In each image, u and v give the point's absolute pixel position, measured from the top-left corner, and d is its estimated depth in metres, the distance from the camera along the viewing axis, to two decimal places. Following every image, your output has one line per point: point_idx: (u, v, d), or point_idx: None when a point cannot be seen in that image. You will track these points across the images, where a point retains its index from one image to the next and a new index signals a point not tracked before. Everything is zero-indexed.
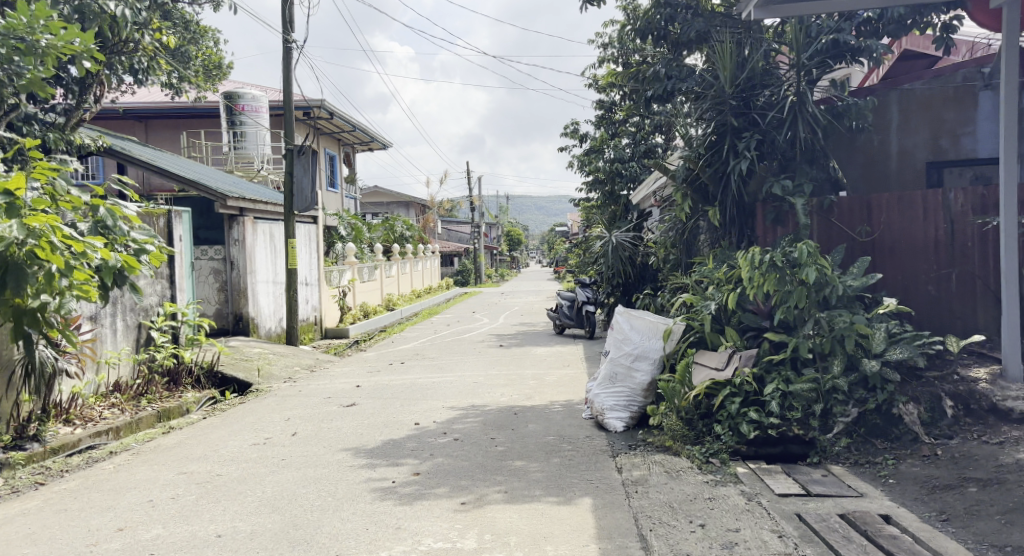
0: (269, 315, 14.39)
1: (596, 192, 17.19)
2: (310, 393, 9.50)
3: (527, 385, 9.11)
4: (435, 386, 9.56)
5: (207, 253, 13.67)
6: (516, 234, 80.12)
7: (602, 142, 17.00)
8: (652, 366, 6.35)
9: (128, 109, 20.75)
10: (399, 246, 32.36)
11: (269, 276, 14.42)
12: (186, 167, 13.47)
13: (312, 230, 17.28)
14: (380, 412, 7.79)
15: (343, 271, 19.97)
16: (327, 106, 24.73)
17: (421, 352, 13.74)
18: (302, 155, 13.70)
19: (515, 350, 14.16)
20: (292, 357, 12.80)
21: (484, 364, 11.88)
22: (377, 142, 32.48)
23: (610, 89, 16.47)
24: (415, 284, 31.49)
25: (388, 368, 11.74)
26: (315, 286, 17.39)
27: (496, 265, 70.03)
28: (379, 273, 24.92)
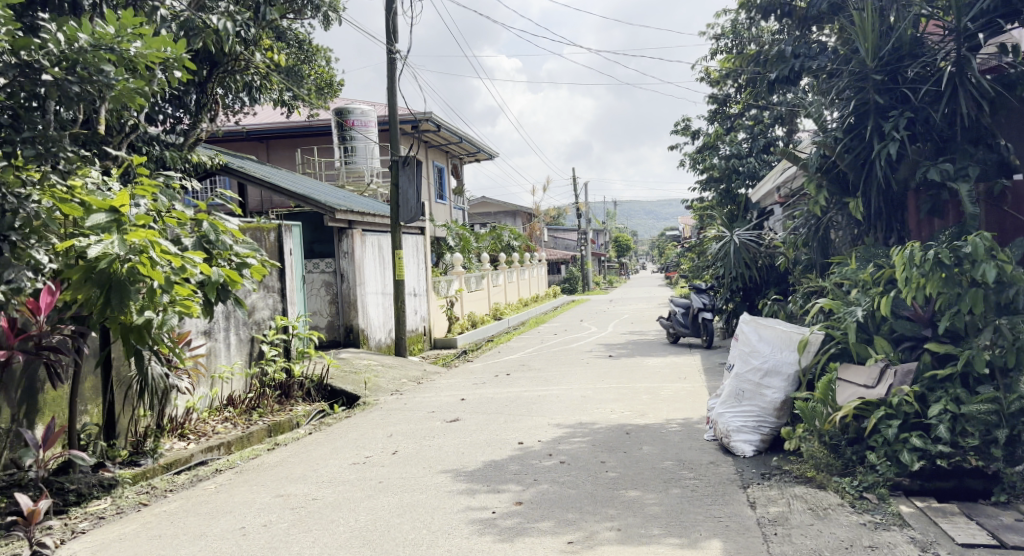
0: (379, 326, 13.99)
1: (710, 191, 16.29)
2: (412, 407, 9.11)
3: (641, 400, 8.38)
4: (543, 400, 8.96)
5: (318, 266, 13.50)
6: (624, 242, 78.86)
7: (716, 137, 16.17)
8: (785, 382, 5.60)
9: (254, 130, 20.99)
10: (506, 256, 32.08)
11: (378, 287, 14.07)
12: (298, 182, 13.27)
13: (420, 241, 17.01)
14: (485, 429, 7.22)
15: (450, 281, 19.73)
16: (434, 118, 24.72)
17: (527, 363, 13.21)
18: (407, 165, 13.13)
19: (627, 360, 13.43)
20: (400, 369, 12.31)
21: (594, 375, 11.23)
22: (484, 152, 32.36)
23: (725, 81, 15.57)
24: (522, 294, 31.11)
25: (493, 380, 11.28)
26: (423, 296, 17.17)
27: (604, 273, 69.04)
28: (487, 283, 24.64)
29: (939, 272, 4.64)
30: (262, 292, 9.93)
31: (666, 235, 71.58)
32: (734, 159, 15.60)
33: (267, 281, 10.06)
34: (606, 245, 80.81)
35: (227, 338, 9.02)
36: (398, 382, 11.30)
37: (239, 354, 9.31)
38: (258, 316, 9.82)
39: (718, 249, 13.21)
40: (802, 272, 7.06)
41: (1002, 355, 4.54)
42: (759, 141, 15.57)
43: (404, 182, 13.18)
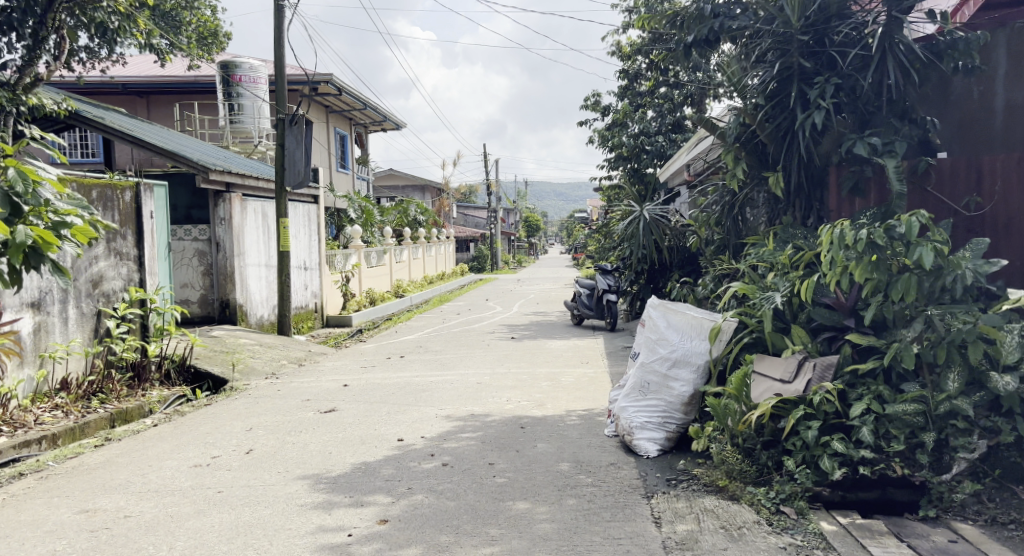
0: (261, 302, 13.12)
1: (618, 169, 15.82)
2: (287, 394, 8.20)
3: (539, 389, 7.74)
4: (433, 387, 8.21)
5: (190, 234, 12.47)
6: (534, 221, 78.63)
7: (626, 114, 15.69)
8: (694, 374, 5.05)
9: (129, 83, 19.72)
10: (411, 230, 31.06)
11: (261, 259, 13.13)
12: (169, 138, 12.27)
13: (312, 211, 16.00)
14: (362, 421, 6.42)
15: (348, 255, 18.65)
16: (334, 81, 23.46)
17: (423, 345, 12.41)
18: (294, 125, 12.37)
19: (528, 343, 12.81)
20: (281, 349, 11.48)
21: (491, 359, 10.54)
22: (391, 122, 31.18)
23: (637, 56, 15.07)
24: (427, 270, 30.19)
25: (383, 364, 10.44)
26: (315, 270, 16.17)
27: (514, 252, 68.70)
28: (389, 259, 23.64)
29: (871, 256, 4.11)
30: (111, 260, 9.05)
31: (576, 216, 71.75)
32: (643, 136, 15.17)
33: (118, 248, 9.18)
34: (516, 224, 80.51)
35: (64, 313, 8.11)
36: (276, 365, 10.33)
37: (80, 332, 8.39)
38: (107, 288, 8.93)
39: (627, 228, 12.75)
40: (713, 254, 6.52)
41: (931, 350, 4.01)
42: (667, 119, 15.18)
43: (291, 143, 12.42)
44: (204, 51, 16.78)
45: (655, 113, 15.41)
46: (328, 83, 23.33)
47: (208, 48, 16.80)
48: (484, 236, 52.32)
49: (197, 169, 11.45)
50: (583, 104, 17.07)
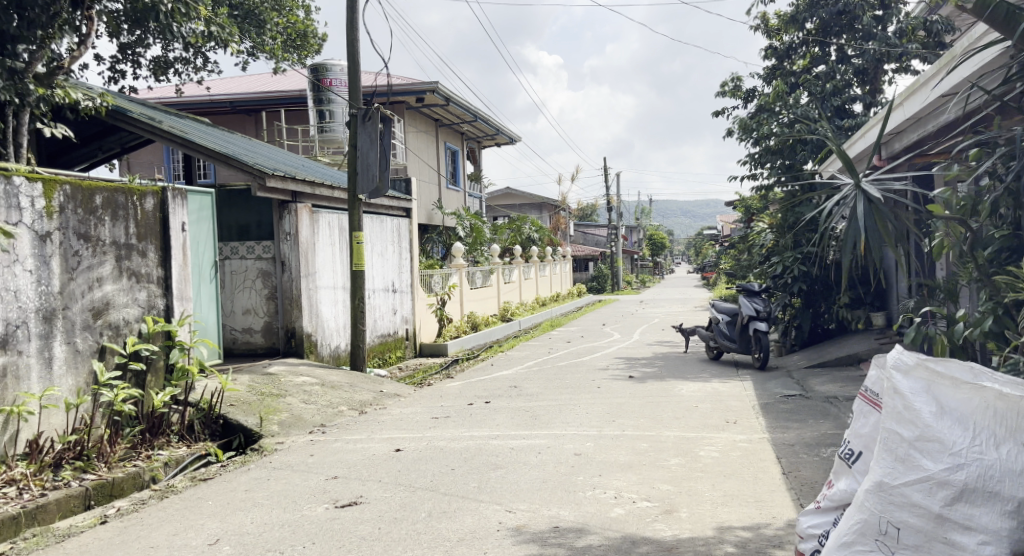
0: (336, 329, 11.13)
1: (767, 166, 13.19)
2: (318, 462, 6.02)
3: (666, 476, 5.21)
4: (515, 462, 5.82)
5: (253, 251, 10.60)
6: (659, 239, 75.17)
7: (775, 98, 13.07)
8: (1003, 518, 2.56)
9: (234, 99, 18.52)
10: (525, 249, 28.98)
11: (337, 280, 11.23)
12: (222, 141, 10.45)
13: (403, 225, 14.06)
14: (387, 538, 4.12)
15: (446, 276, 16.62)
16: (441, 88, 21.75)
17: (519, 387, 10.06)
18: (369, 122, 10.31)
19: (654, 385, 10.23)
20: (348, 390, 9.41)
21: (602, 411, 8.03)
22: (506, 134, 29.40)
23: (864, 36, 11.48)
24: (540, 292, 27.98)
25: (460, 414, 8.16)
26: (407, 293, 14.21)
27: (637, 271, 65.75)
28: (497, 280, 21.58)
29: None
30: (122, 283, 7.06)
31: (704, 231, 67.86)
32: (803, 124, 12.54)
33: (134, 268, 7.22)
34: (639, 243, 77.35)
35: (46, 351, 6.13)
36: (326, 413, 8.19)
37: (70, 376, 6.34)
38: (115, 318, 6.92)
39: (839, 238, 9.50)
40: (999, 259, 4.36)
41: None
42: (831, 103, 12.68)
43: (365, 143, 10.38)
44: (293, 54, 15.33)
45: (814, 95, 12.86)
46: (435, 92, 21.57)
47: (294, 49, 15.26)
48: (605, 255, 49.72)
49: (253, 176, 9.56)
50: (720, 92, 14.39)
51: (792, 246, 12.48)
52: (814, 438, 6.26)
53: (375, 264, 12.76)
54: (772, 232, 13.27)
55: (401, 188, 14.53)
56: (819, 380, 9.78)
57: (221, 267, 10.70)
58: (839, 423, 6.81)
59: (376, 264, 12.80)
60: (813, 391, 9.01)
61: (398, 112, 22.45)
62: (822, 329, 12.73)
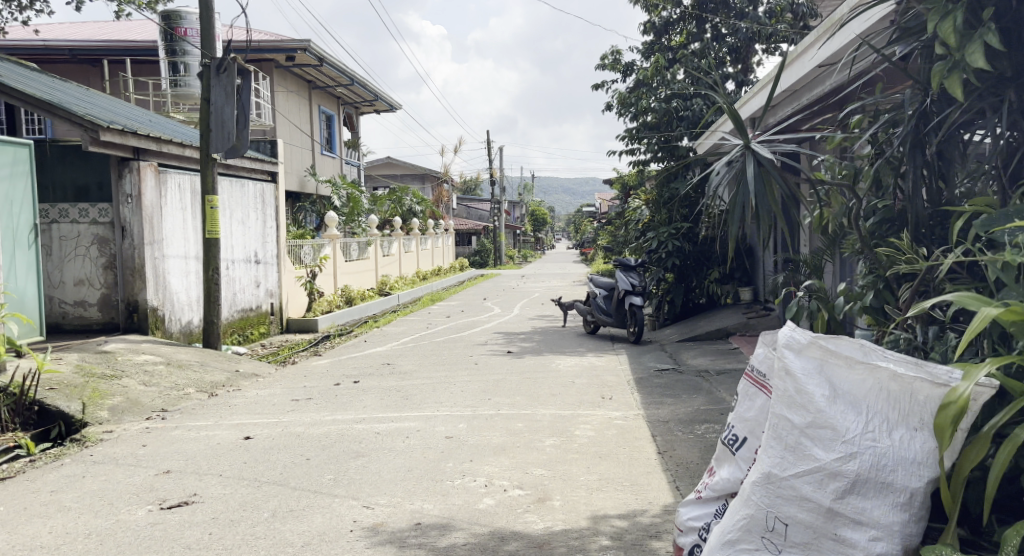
0: (185, 303, 10.22)
1: (645, 143, 12.92)
2: (149, 452, 5.28)
3: (540, 460, 4.82)
4: (376, 448, 5.28)
5: (87, 215, 9.57)
6: (541, 214, 75.64)
7: (653, 73, 12.74)
8: (897, 512, 2.26)
9: (78, 49, 16.80)
10: (404, 221, 28.17)
11: (189, 250, 10.34)
12: (46, 88, 9.32)
13: (268, 191, 13.11)
14: (216, 546, 3.51)
15: (317, 246, 15.71)
16: (314, 48, 20.55)
17: (390, 363, 9.48)
18: (223, 74, 9.40)
19: (532, 360, 9.89)
20: (199, 369, 8.56)
21: (475, 388, 7.61)
22: (384, 101, 28.35)
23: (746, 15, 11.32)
24: (420, 265, 27.31)
25: (322, 394, 7.51)
26: (272, 264, 13.31)
27: (519, 246, 65.98)
28: (374, 252, 20.77)
29: None
30: None
31: (585, 207, 68.81)
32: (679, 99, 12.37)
33: None
34: (521, 218, 77.63)
35: None
36: (169, 396, 7.35)
37: None
38: None
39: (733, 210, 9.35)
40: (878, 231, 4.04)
41: None
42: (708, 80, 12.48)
43: (218, 96, 9.41)
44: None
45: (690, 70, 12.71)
46: (306, 51, 20.39)
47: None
48: (488, 229, 49.46)
49: (84, 128, 8.56)
50: (600, 64, 14.12)
51: (667, 221, 12.40)
52: (691, 414, 6.05)
53: (233, 233, 11.83)
54: (648, 208, 13.15)
55: (264, 150, 13.52)
56: (694, 353, 9.73)
57: (50, 232, 9.65)
58: (715, 398, 6.65)
59: (234, 233, 11.87)
60: (689, 365, 8.91)
61: (267, 71, 21.14)
62: (693, 303, 12.72)
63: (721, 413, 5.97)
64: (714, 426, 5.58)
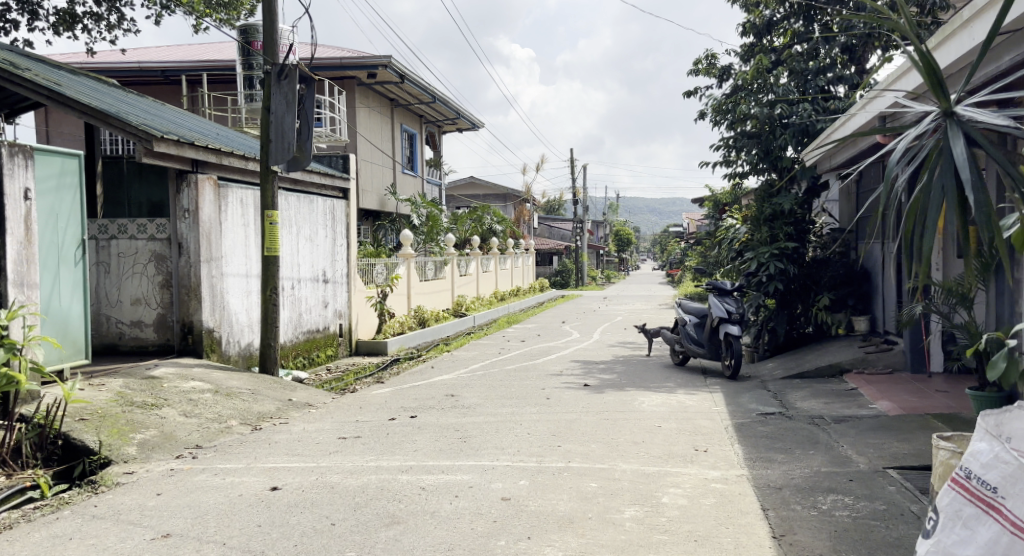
0: (244, 324, 9.60)
1: (742, 151, 11.91)
2: (160, 505, 4.54)
3: (618, 544, 3.83)
4: (421, 511, 4.39)
5: (145, 230, 9.01)
6: (625, 234, 74.30)
7: (753, 77, 11.68)
8: None
9: (167, 69, 16.78)
10: (485, 240, 27.52)
11: (250, 268, 9.76)
12: (107, 99, 8.88)
13: (338, 208, 12.51)
14: None
15: (390, 265, 15.09)
16: (395, 65, 20.14)
17: (457, 396, 8.62)
18: (283, 81, 8.79)
19: (614, 396, 8.85)
20: (251, 398, 7.91)
21: (548, 431, 6.65)
22: (468, 119, 27.89)
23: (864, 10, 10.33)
24: (499, 285, 26.59)
25: (375, 433, 6.71)
26: (342, 283, 12.70)
27: (601, 266, 64.76)
28: (451, 272, 20.11)
29: None
30: None
31: (670, 228, 67.03)
32: (783, 104, 11.35)
33: None
34: (604, 237, 76.30)
35: None
36: (209, 430, 6.66)
37: None
38: None
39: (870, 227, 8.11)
40: None
41: None
42: (815, 83, 11.44)
43: (279, 105, 8.82)
44: (220, 13, 13.58)
45: (799, 72, 11.62)
46: (388, 68, 19.98)
47: (219, 6, 13.46)
48: (570, 250, 48.57)
49: (138, 137, 7.99)
50: (693, 68, 13.09)
51: (767, 240, 11.21)
52: (807, 478, 4.94)
53: (300, 250, 11.27)
54: (745, 226, 11.98)
55: (335, 165, 12.87)
56: (801, 395, 8.51)
57: (106, 248, 9.11)
58: (835, 456, 5.51)
59: (302, 250, 11.32)
60: (795, 409, 7.72)
61: (349, 88, 20.76)
62: (797, 333, 11.51)
63: (849, 479, 4.84)
64: (840, 498, 4.46)
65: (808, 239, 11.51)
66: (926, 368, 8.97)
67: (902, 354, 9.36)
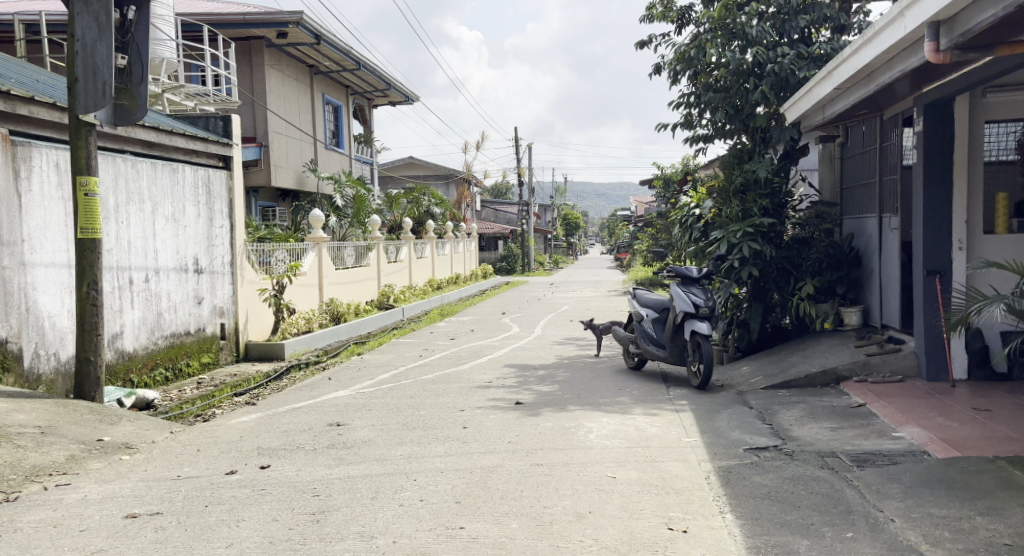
0: (58, 330, 7.17)
1: (708, 110, 9.95)
2: None
3: None
4: None
5: None
6: (573, 218, 72.67)
7: (723, 17, 9.68)
8: None
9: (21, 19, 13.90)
10: (420, 223, 25.15)
11: (66, 258, 7.30)
12: None
13: (215, 179, 10.02)
14: None
15: (293, 251, 12.66)
16: (307, 22, 17.41)
17: (342, 426, 6.38)
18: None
19: (555, 419, 6.71)
20: (37, 436, 5.53)
21: (451, 496, 4.48)
22: (399, 91, 25.41)
23: None
24: (434, 272, 24.30)
25: (189, 504, 4.46)
26: (223, 274, 10.21)
27: (549, 250, 62.78)
28: (376, 260, 17.78)
29: None
30: None
31: (619, 211, 65.38)
32: (758, 50, 9.48)
33: None
34: (552, 221, 74.23)
35: None
36: None
37: None
38: None
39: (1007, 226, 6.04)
40: None
41: None
42: (797, 24, 9.67)
43: (87, 32, 6.36)
44: None
45: (776, 11, 9.79)
46: (300, 26, 17.30)
47: None
48: (515, 234, 46.36)
49: None
50: (646, 15, 11.00)
51: (739, 216, 9.18)
52: None
53: (156, 232, 8.82)
54: (712, 200, 9.91)
55: (213, 127, 10.25)
56: (796, 418, 6.51)
57: None
58: None
59: (158, 232, 8.86)
60: (796, 443, 5.70)
61: (256, 50, 18.11)
62: (772, 327, 9.57)
63: None
64: None
65: (786, 214, 9.56)
66: (948, 376, 7.27)
67: (912, 358, 7.54)
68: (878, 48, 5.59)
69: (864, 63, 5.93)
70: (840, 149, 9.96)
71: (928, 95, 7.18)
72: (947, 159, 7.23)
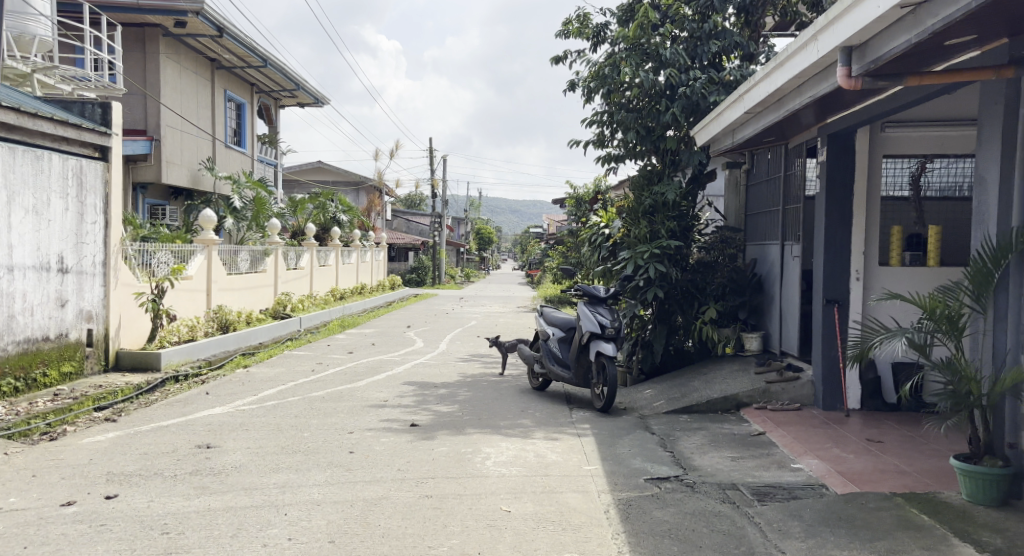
0: None
1: (620, 129, 9.83)
2: None
3: None
4: None
5: None
6: (485, 233, 72.46)
7: (637, 36, 9.59)
8: None
9: None
10: (326, 231, 24.32)
11: None
12: None
13: (89, 172, 9.19)
14: None
15: (180, 253, 11.83)
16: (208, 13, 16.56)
17: (214, 449, 5.79)
18: None
19: (450, 442, 6.31)
20: None
21: (322, 534, 4.02)
22: (309, 93, 24.59)
23: None
24: (339, 281, 23.51)
25: (13, 543, 3.84)
26: (94, 275, 9.36)
27: (460, 264, 62.32)
28: (274, 267, 16.96)
29: None
30: None
31: (532, 228, 65.60)
32: (671, 71, 9.42)
33: None
34: (464, 234, 73.81)
35: None
36: None
37: None
38: None
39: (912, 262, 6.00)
40: None
41: None
42: (708, 47, 9.66)
43: None
44: None
45: (688, 34, 9.77)
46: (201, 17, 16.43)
47: None
48: (426, 246, 45.74)
49: None
50: (561, 30, 10.84)
51: (646, 237, 9.03)
52: None
53: (12, 226, 7.97)
54: (620, 219, 9.75)
55: (90, 114, 9.42)
56: (698, 446, 6.32)
57: None
58: None
59: (15, 226, 8.01)
60: (698, 473, 5.48)
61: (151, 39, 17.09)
62: (674, 351, 9.45)
63: None
64: None
65: (692, 237, 9.45)
66: (844, 405, 7.26)
67: (810, 386, 7.51)
68: (788, 72, 5.48)
69: (774, 86, 5.82)
70: (746, 176, 10.00)
71: (832, 125, 7.20)
72: (849, 188, 7.25)
